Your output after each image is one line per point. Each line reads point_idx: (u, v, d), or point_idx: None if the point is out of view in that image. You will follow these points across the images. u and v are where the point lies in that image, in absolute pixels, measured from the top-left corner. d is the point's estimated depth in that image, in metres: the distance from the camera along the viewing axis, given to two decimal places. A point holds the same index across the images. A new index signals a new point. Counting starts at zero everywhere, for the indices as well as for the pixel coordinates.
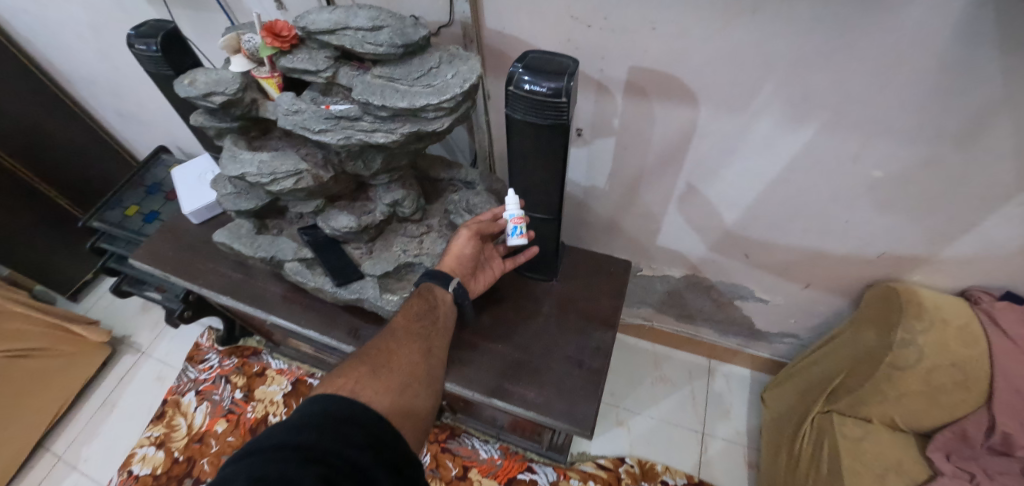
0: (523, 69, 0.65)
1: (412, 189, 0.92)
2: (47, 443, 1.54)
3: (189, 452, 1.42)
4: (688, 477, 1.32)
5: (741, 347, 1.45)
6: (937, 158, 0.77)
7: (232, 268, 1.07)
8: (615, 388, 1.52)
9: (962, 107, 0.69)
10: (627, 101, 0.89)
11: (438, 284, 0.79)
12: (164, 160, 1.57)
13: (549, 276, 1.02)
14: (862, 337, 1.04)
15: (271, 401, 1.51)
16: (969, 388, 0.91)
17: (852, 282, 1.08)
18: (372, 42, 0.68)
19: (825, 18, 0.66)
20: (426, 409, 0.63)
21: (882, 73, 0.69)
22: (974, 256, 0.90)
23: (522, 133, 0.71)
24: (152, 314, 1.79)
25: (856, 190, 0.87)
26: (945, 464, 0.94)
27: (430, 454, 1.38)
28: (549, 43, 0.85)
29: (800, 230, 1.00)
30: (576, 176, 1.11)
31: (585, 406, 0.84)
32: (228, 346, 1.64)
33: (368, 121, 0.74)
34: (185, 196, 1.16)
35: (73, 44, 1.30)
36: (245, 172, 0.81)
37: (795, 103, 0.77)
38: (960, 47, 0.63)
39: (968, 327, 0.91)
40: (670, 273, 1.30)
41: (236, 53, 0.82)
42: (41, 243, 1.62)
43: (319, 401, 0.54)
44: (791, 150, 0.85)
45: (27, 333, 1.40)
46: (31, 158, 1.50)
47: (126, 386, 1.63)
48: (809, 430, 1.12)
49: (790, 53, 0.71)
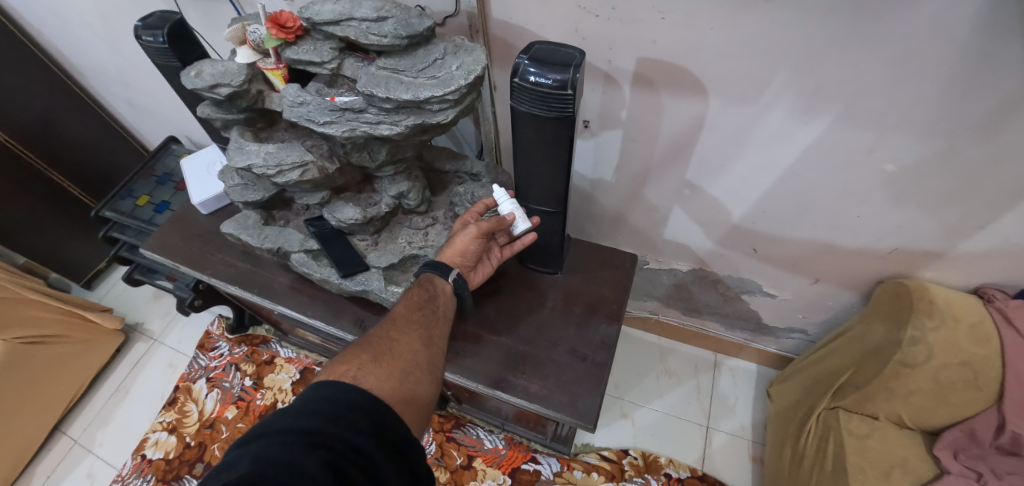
0: (528, 60, 0.64)
1: (418, 181, 0.93)
2: (64, 426, 1.58)
3: (200, 437, 1.46)
4: (691, 470, 1.33)
5: (747, 341, 1.45)
6: (956, 153, 0.74)
7: (241, 258, 1.08)
8: (619, 380, 1.52)
9: (982, 99, 0.67)
10: (634, 92, 0.88)
11: (439, 275, 0.79)
12: (173, 150, 1.59)
13: (554, 268, 1.02)
14: (870, 331, 1.03)
15: (280, 388, 1.53)
16: (979, 387, 0.90)
17: (864, 278, 1.06)
18: (377, 33, 0.68)
19: (840, 8, 0.64)
20: (427, 396, 0.64)
21: (897, 65, 0.67)
22: (989, 253, 0.88)
23: (527, 125, 0.70)
24: (164, 302, 1.82)
25: (869, 185, 0.85)
26: (952, 463, 0.92)
27: (436, 443, 1.40)
28: (556, 35, 0.85)
29: (810, 224, 0.99)
30: (582, 168, 1.11)
31: (588, 399, 0.84)
32: (238, 334, 1.66)
33: (373, 113, 0.74)
34: (194, 186, 1.17)
35: (84, 35, 1.31)
36: (252, 164, 0.81)
37: (807, 95, 0.76)
38: (981, 38, 0.61)
39: (980, 325, 0.89)
40: (677, 266, 1.29)
41: (241, 45, 0.82)
42: (54, 231, 1.66)
43: (321, 387, 0.54)
44: (801, 143, 0.84)
45: (43, 320, 1.43)
46: (44, 147, 1.52)
47: (139, 371, 1.67)
48: (814, 427, 1.12)
49: (800, 44, 0.70)
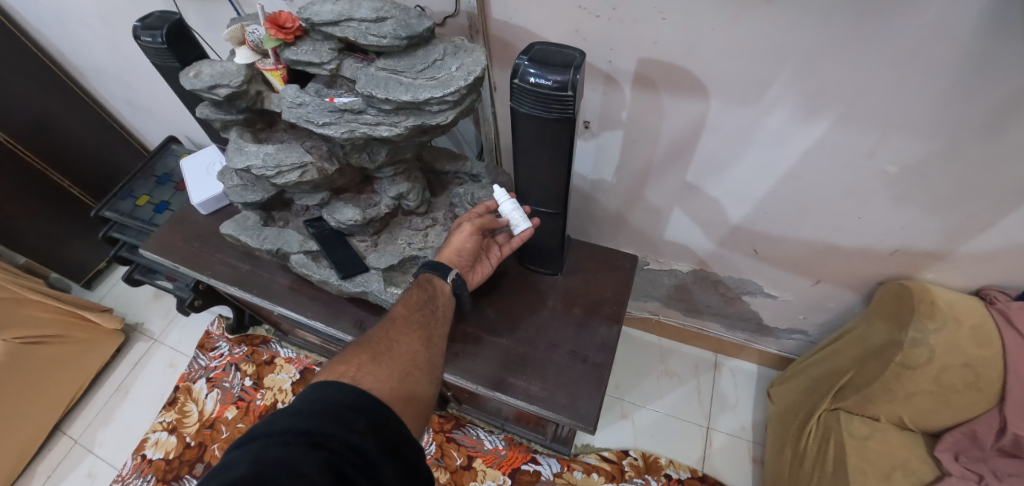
0: (528, 61, 0.64)
1: (418, 182, 0.92)
2: (64, 426, 1.58)
3: (200, 438, 1.46)
4: (691, 470, 1.33)
5: (747, 342, 1.45)
6: (958, 154, 0.74)
7: (241, 259, 1.08)
8: (620, 381, 1.52)
9: (986, 100, 0.66)
10: (635, 93, 0.87)
11: (438, 275, 0.79)
12: (173, 150, 1.59)
13: (554, 269, 1.01)
14: (871, 331, 1.02)
15: (280, 388, 1.53)
16: (980, 389, 0.90)
17: (865, 279, 1.06)
18: (376, 33, 0.67)
19: (842, 8, 0.64)
20: (427, 397, 0.63)
21: (900, 66, 0.67)
22: (991, 254, 0.88)
23: (526, 126, 0.70)
24: (164, 302, 1.82)
25: (871, 185, 0.85)
26: (953, 465, 0.92)
27: (436, 443, 1.40)
28: (556, 35, 0.84)
29: (810, 226, 0.99)
30: (583, 169, 1.10)
31: (588, 400, 0.84)
32: (239, 334, 1.66)
33: (372, 114, 0.73)
34: (194, 187, 1.17)
35: (84, 34, 1.31)
36: (251, 165, 0.81)
37: (808, 96, 0.75)
38: (985, 39, 0.60)
39: (983, 327, 0.89)
40: (678, 267, 1.28)
41: (241, 45, 0.82)
42: (55, 231, 1.66)
43: (321, 387, 0.54)
44: (803, 144, 0.83)
45: (42, 319, 1.43)
46: (44, 147, 1.52)
47: (139, 371, 1.67)
48: (814, 429, 1.12)
49: (802, 45, 0.69)
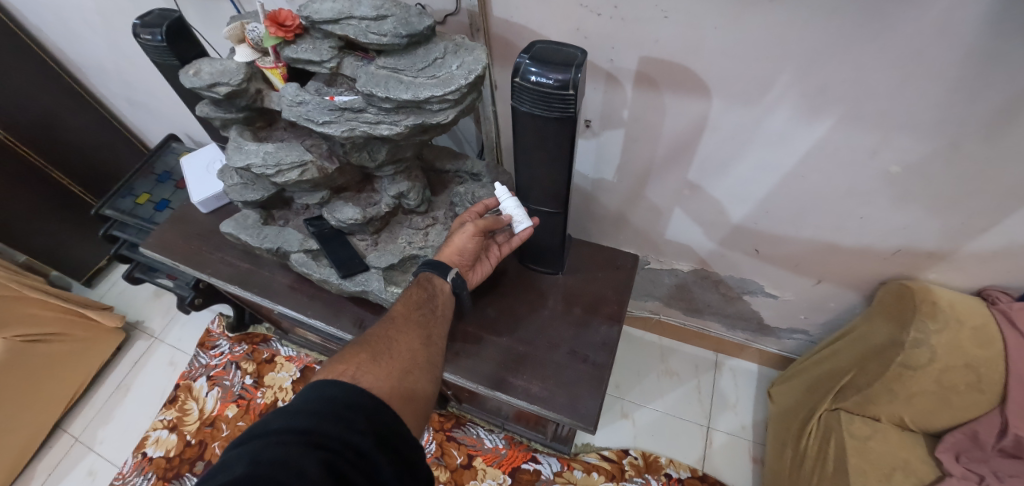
0: (529, 60, 0.63)
1: (418, 181, 0.92)
2: (65, 424, 1.59)
3: (200, 436, 1.46)
4: (691, 470, 1.32)
5: (748, 341, 1.45)
6: (961, 154, 0.74)
7: (241, 257, 1.07)
8: (620, 380, 1.52)
9: (989, 100, 0.66)
10: (636, 92, 0.87)
11: (438, 273, 0.79)
12: (173, 149, 1.58)
13: (554, 269, 1.01)
14: (873, 331, 1.02)
15: (281, 387, 1.53)
16: (982, 389, 0.89)
17: (867, 279, 1.05)
18: (377, 32, 0.67)
19: (845, 7, 0.63)
20: (426, 396, 0.63)
21: (903, 65, 0.66)
22: (994, 255, 0.88)
23: (527, 125, 0.70)
24: (164, 300, 1.82)
25: (873, 185, 0.85)
26: (954, 465, 0.92)
27: (436, 442, 1.40)
28: (557, 33, 0.84)
29: (812, 225, 0.98)
30: (584, 168, 1.10)
31: (588, 400, 0.84)
32: (239, 332, 1.66)
33: (372, 113, 0.73)
34: (194, 185, 1.17)
35: (84, 32, 1.31)
36: (251, 163, 0.81)
37: (811, 95, 0.75)
38: (990, 38, 0.60)
39: (984, 328, 0.88)
40: (679, 266, 1.28)
41: (241, 43, 0.81)
42: (55, 229, 1.66)
43: (320, 386, 0.54)
44: (806, 143, 0.83)
45: (41, 317, 1.43)
46: (45, 145, 1.52)
47: (140, 370, 1.67)
48: (815, 428, 1.11)
49: (805, 44, 0.69)
